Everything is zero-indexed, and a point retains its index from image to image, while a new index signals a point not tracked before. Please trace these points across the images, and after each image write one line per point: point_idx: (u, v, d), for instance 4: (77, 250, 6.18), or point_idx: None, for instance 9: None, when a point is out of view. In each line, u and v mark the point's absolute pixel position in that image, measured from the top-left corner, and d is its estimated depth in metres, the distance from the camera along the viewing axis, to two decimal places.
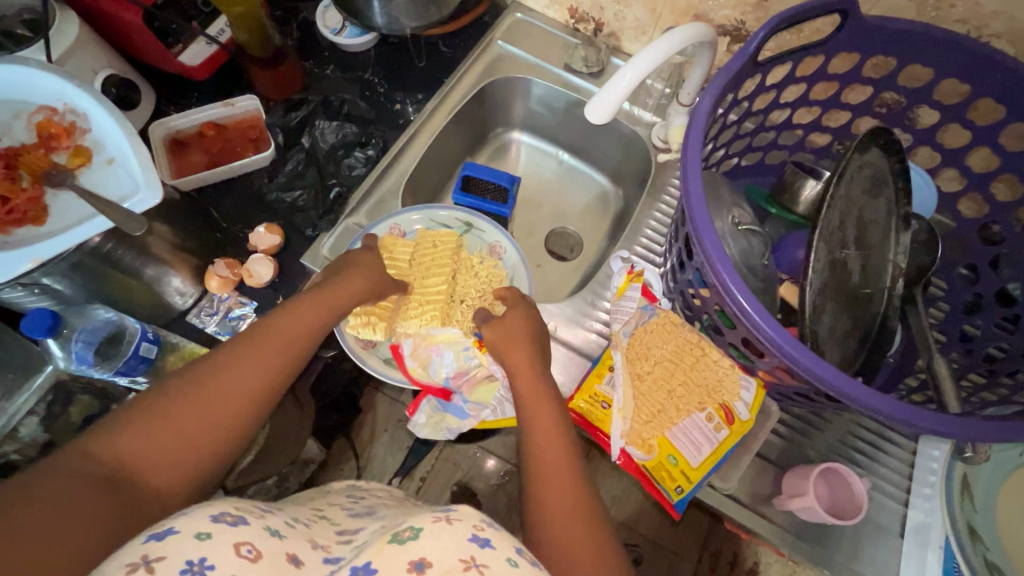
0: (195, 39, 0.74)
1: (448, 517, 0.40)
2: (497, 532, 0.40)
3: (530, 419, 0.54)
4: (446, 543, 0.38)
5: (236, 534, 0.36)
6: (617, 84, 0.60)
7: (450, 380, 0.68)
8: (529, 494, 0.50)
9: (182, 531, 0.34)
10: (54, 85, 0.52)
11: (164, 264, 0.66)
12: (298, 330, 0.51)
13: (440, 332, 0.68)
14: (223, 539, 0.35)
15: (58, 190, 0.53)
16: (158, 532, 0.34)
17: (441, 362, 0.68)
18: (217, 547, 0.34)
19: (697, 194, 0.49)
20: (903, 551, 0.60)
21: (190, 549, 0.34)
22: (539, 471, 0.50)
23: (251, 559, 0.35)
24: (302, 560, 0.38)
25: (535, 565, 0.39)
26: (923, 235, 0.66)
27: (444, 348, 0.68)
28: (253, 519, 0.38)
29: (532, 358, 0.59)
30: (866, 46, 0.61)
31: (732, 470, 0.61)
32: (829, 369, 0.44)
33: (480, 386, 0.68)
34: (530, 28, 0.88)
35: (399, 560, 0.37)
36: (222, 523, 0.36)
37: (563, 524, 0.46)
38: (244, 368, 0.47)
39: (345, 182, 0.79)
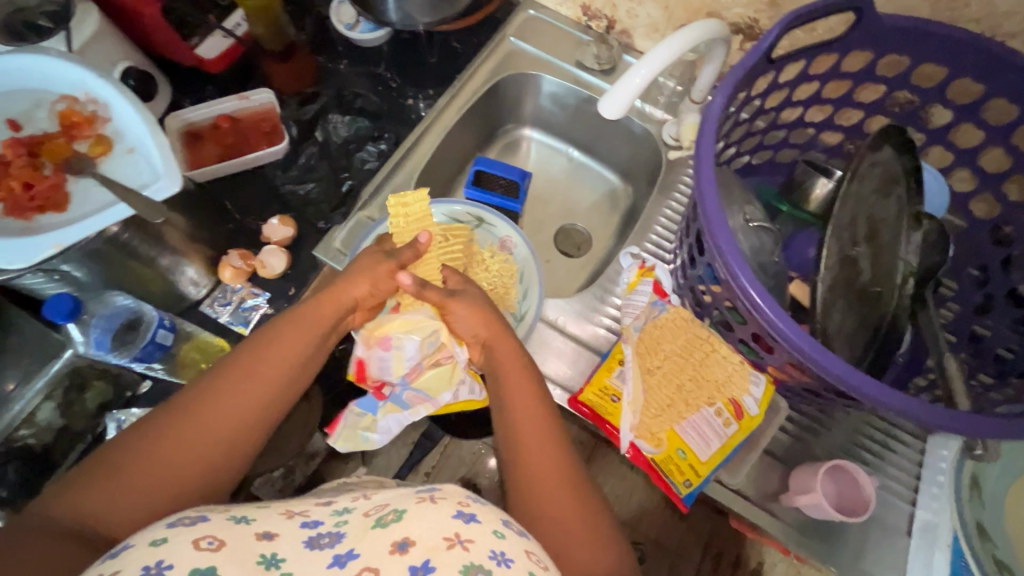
0: (211, 32, 0.77)
1: (433, 496, 0.43)
2: (482, 507, 0.43)
3: (512, 415, 0.54)
4: (432, 524, 0.40)
5: (193, 533, 0.38)
6: (630, 81, 0.60)
7: (404, 378, 0.64)
8: (517, 488, 0.52)
9: (136, 544, 0.37)
10: (75, 75, 0.53)
11: (179, 254, 0.66)
12: (260, 358, 0.53)
13: (394, 321, 0.62)
14: (181, 540, 0.37)
15: (79, 178, 0.53)
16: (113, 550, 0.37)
17: (396, 355, 0.63)
18: (174, 548, 0.37)
19: (710, 190, 0.49)
20: (910, 550, 0.60)
21: (147, 556, 0.36)
22: (525, 466, 0.52)
23: (212, 548, 0.37)
24: (275, 533, 0.40)
25: (521, 536, 0.42)
26: (935, 235, 0.66)
27: (400, 338, 0.62)
28: (214, 515, 0.41)
29: (518, 352, 0.59)
30: (879, 44, 0.61)
31: (740, 465, 0.61)
32: (838, 364, 0.45)
33: (437, 375, 0.63)
34: (542, 25, 0.88)
35: (382, 542, 0.39)
36: (178, 526, 0.39)
37: (550, 520, 0.49)
38: (209, 404, 0.50)
39: (358, 176, 0.79)
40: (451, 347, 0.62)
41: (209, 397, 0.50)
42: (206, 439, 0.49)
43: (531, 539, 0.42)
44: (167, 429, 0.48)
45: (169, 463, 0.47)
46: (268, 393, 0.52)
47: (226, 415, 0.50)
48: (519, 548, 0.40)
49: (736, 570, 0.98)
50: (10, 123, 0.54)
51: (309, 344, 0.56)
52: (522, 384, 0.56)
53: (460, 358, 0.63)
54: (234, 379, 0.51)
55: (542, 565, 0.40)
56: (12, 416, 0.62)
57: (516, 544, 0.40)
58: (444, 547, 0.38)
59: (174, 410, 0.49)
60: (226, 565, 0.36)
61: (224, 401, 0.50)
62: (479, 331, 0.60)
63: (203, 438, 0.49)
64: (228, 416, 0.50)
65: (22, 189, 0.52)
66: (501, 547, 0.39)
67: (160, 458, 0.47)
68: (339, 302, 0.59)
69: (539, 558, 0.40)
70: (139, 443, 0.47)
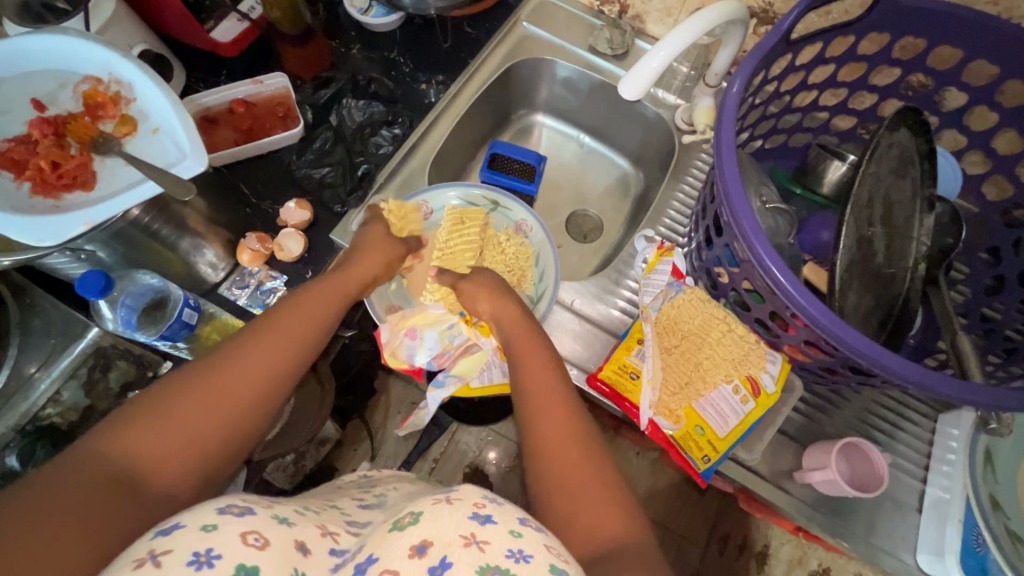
0: (226, 15, 0.76)
1: (449, 497, 0.41)
2: (499, 508, 0.41)
3: (527, 397, 0.54)
4: (447, 522, 0.39)
5: (242, 525, 0.37)
6: (648, 64, 0.61)
7: (432, 362, 0.68)
8: (533, 456, 0.50)
9: (188, 526, 0.36)
10: (97, 55, 0.53)
11: (199, 236, 0.67)
12: (285, 331, 0.53)
13: (419, 314, 0.69)
14: (230, 530, 0.36)
15: (106, 158, 0.54)
16: (165, 529, 0.36)
17: (420, 344, 0.68)
18: (223, 537, 0.36)
19: (731, 170, 0.50)
20: (921, 525, 0.62)
21: (196, 541, 0.35)
22: (542, 436, 0.51)
23: (259, 545, 0.36)
24: (310, 548, 0.39)
25: (540, 531, 0.40)
26: (947, 217, 0.67)
27: (424, 328, 0.69)
28: (260, 509, 0.40)
29: (533, 338, 0.60)
30: (896, 27, 0.62)
31: (756, 443, 0.62)
32: (859, 338, 0.45)
33: (465, 360, 0.68)
34: (554, 10, 0.88)
35: (400, 546, 0.38)
36: (228, 514, 0.37)
37: (568, 485, 0.47)
38: (233, 366, 0.48)
39: (373, 159, 0.80)
40: (475, 336, 0.68)
41: (226, 357, 0.49)
42: (229, 392, 0.47)
43: (550, 533, 0.40)
44: (189, 386, 0.46)
45: (192, 419, 0.45)
46: (286, 357, 0.52)
47: (250, 374, 0.49)
48: (539, 544, 0.38)
49: (742, 552, 1.00)
50: (34, 104, 0.55)
51: (319, 315, 0.57)
52: (539, 363, 0.57)
53: (488, 346, 0.68)
54: (254, 341, 0.51)
55: (563, 559, 0.38)
56: (41, 392, 0.64)
57: (535, 540, 0.38)
58: (461, 544, 0.37)
59: (195, 368, 0.48)
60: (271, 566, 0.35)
61: (246, 360, 0.50)
62: (490, 310, 0.64)
63: (226, 393, 0.47)
64: (252, 375, 0.49)
65: (49, 168, 0.53)
66: (519, 545, 0.37)
67: (184, 414, 0.45)
68: (349, 287, 0.62)
69: (560, 553, 0.39)
70: (155, 401, 0.45)
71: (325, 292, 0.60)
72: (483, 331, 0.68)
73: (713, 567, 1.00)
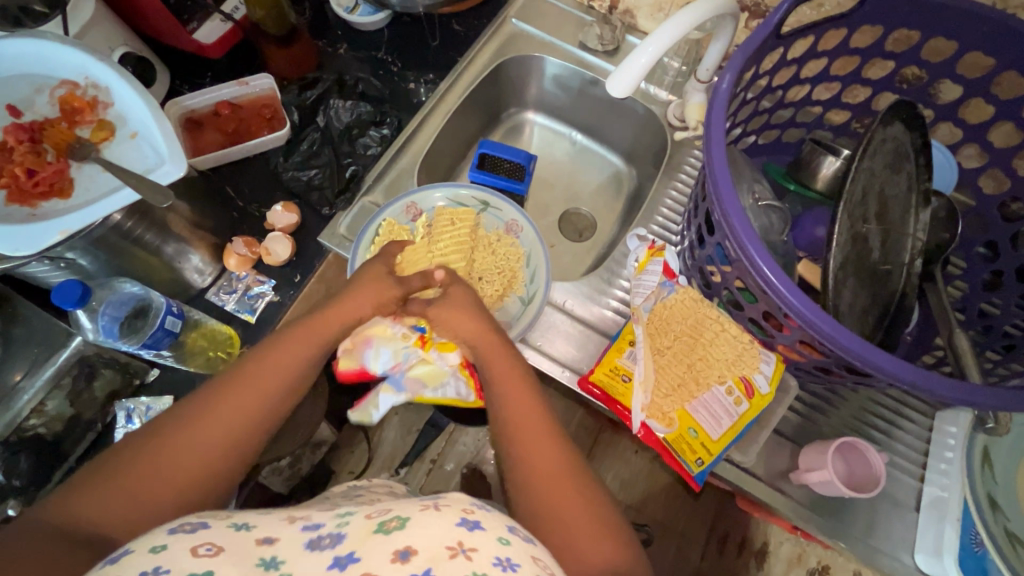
0: (209, 16, 0.75)
1: (436, 504, 0.41)
2: (487, 514, 0.40)
3: (505, 414, 0.53)
4: (430, 531, 0.38)
5: (192, 540, 0.37)
6: (638, 59, 0.59)
7: (386, 371, 0.68)
8: (516, 482, 0.50)
9: (136, 550, 0.35)
10: (74, 58, 0.52)
11: (183, 241, 0.66)
12: (263, 365, 0.52)
13: (376, 326, 0.68)
14: (180, 547, 0.36)
15: (83, 164, 0.53)
16: (114, 557, 0.35)
17: (374, 354, 0.68)
18: (173, 556, 0.35)
19: (722, 168, 0.49)
20: (919, 525, 0.61)
21: (145, 563, 0.34)
22: (525, 458, 0.50)
23: (211, 554, 0.36)
24: (275, 538, 0.39)
25: (528, 541, 0.40)
26: (943, 212, 0.67)
27: (380, 340, 0.68)
28: (216, 522, 0.40)
29: (510, 355, 0.59)
30: (889, 18, 0.61)
31: (751, 443, 0.62)
32: (852, 339, 0.44)
33: (420, 371, 0.68)
34: (544, 6, 0.87)
35: (381, 552, 0.36)
36: (178, 534, 0.38)
37: (555, 519, 0.47)
38: (206, 410, 0.48)
39: (361, 161, 0.78)
40: (431, 353, 0.67)
41: (207, 398, 0.49)
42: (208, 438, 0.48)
43: (538, 544, 0.40)
44: (170, 427, 0.47)
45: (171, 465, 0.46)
46: (268, 391, 0.51)
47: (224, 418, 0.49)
48: (526, 554, 0.38)
49: (741, 550, 0.99)
50: (9, 109, 0.54)
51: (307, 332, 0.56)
52: (516, 384, 0.55)
53: (445, 364, 0.67)
54: (236, 379, 0.51)
55: (549, 572, 0.38)
56: (22, 404, 0.63)
57: (522, 550, 0.38)
58: (447, 556, 0.36)
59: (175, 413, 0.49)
60: (225, 569, 0.35)
61: (226, 400, 0.49)
62: (465, 332, 0.60)
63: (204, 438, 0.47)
64: (226, 418, 0.49)
65: (25, 175, 0.52)
66: (506, 554, 0.37)
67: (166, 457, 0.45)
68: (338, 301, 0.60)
69: (546, 566, 0.38)
70: (138, 444, 0.46)
71: (316, 319, 0.57)
72: (441, 350, 0.67)
73: (712, 565, 0.99)
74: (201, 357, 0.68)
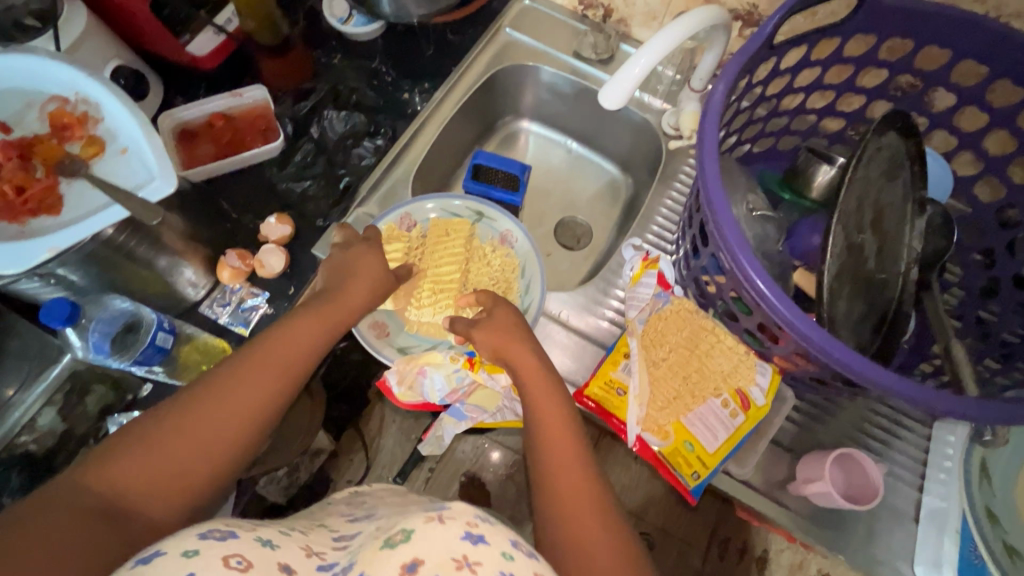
0: (203, 27, 0.75)
1: (441, 516, 0.40)
2: (490, 527, 0.40)
3: (535, 423, 0.55)
4: (439, 541, 0.37)
5: (223, 549, 0.36)
6: (631, 69, 0.59)
7: (445, 398, 0.70)
8: (542, 491, 0.51)
9: (168, 552, 0.34)
10: (65, 74, 0.52)
11: (177, 255, 0.66)
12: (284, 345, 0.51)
13: (427, 355, 0.68)
14: (211, 555, 0.35)
15: (73, 180, 0.52)
16: (145, 556, 0.34)
17: (431, 384, 0.69)
18: (206, 561, 0.34)
19: (714, 180, 0.49)
20: (918, 536, 0.60)
21: (179, 565, 0.34)
22: (549, 467, 0.52)
23: (241, 568, 0.35)
24: (293, 568, 0.38)
25: (531, 557, 0.39)
26: (938, 221, 0.66)
27: (432, 369, 0.68)
28: (242, 533, 0.39)
29: (539, 370, 0.58)
30: (883, 27, 0.60)
31: (748, 455, 0.61)
32: (846, 352, 0.44)
33: (480, 394, 0.70)
34: (538, 15, 0.87)
35: (390, 563, 0.37)
36: (209, 539, 0.36)
37: (575, 537, 0.47)
38: (224, 389, 0.47)
39: (355, 172, 0.78)
40: (484, 377, 0.67)
41: (209, 391, 0.47)
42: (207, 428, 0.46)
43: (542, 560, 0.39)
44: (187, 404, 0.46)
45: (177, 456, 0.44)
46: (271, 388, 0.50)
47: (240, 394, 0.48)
48: (529, 571, 0.37)
49: (742, 558, 0.99)
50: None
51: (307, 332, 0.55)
52: (541, 392, 0.56)
53: (498, 386, 0.67)
54: (243, 368, 0.49)
55: None
56: (14, 421, 0.62)
57: (525, 566, 0.38)
58: (453, 568, 0.36)
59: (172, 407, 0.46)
60: None
61: (235, 389, 0.47)
62: (497, 349, 0.60)
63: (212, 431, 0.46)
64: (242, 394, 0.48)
65: (14, 193, 0.51)
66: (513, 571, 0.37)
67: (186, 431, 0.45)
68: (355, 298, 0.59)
69: None
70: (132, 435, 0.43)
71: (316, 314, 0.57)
72: (490, 372, 0.66)
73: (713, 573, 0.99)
74: (194, 371, 0.67)
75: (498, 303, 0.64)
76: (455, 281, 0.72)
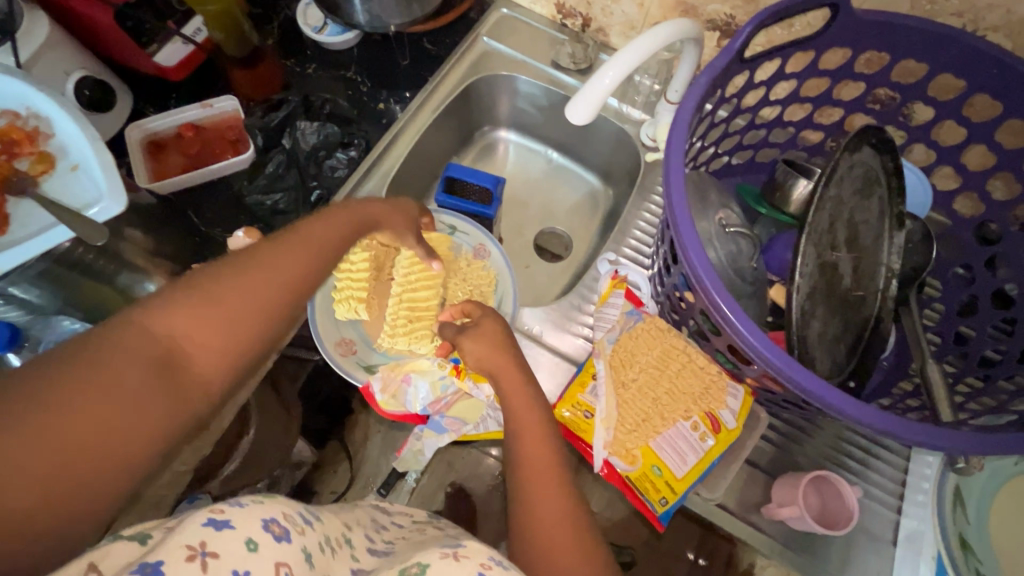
0: (170, 38, 0.72)
1: (455, 553, 0.40)
2: (504, 571, 0.40)
3: (514, 435, 0.53)
4: None
5: (277, 553, 0.35)
6: (601, 81, 0.58)
7: (427, 408, 0.68)
8: (519, 511, 0.50)
9: (237, 530, 0.33)
10: (16, 89, 0.51)
11: (139, 271, 0.67)
12: (325, 233, 0.52)
13: (412, 362, 0.67)
14: (267, 556, 0.34)
15: (21, 198, 0.52)
16: (216, 521, 0.33)
17: (415, 392, 0.67)
18: (260, 562, 0.33)
19: (679, 198, 0.47)
20: (896, 559, 0.59)
21: (238, 560, 0.32)
22: (521, 485, 0.51)
23: None
24: None
25: None
26: (918, 235, 0.65)
27: (417, 377, 0.67)
28: (295, 537, 0.37)
29: (524, 383, 0.57)
30: (858, 40, 0.59)
31: (719, 479, 0.60)
32: (812, 378, 0.43)
33: (461, 404, 0.68)
34: (515, 25, 0.86)
35: None
36: (269, 532, 0.35)
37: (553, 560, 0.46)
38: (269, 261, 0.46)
39: (327, 184, 0.77)
40: (469, 386, 0.66)
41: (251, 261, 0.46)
42: (241, 321, 0.43)
43: None
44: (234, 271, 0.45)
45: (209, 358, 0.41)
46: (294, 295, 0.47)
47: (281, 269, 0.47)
48: None
49: None
50: None
51: (323, 245, 0.51)
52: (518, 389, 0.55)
53: (482, 395, 0.67)
54: (288, 246, 0.48)
55: None
56: None
57: None
58: None
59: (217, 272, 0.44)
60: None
61: (277, 260, 0.47)
62: (482, 361, 0.59)
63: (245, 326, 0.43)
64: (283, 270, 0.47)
65: None
66: None
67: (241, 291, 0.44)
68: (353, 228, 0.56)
69: None
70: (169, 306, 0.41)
71: (343, 216, 0.55)
72: (476, 380, 0.66)
73: None
74: None
75: (488, 314, 0.62)
76: (434, 307, 0.69)
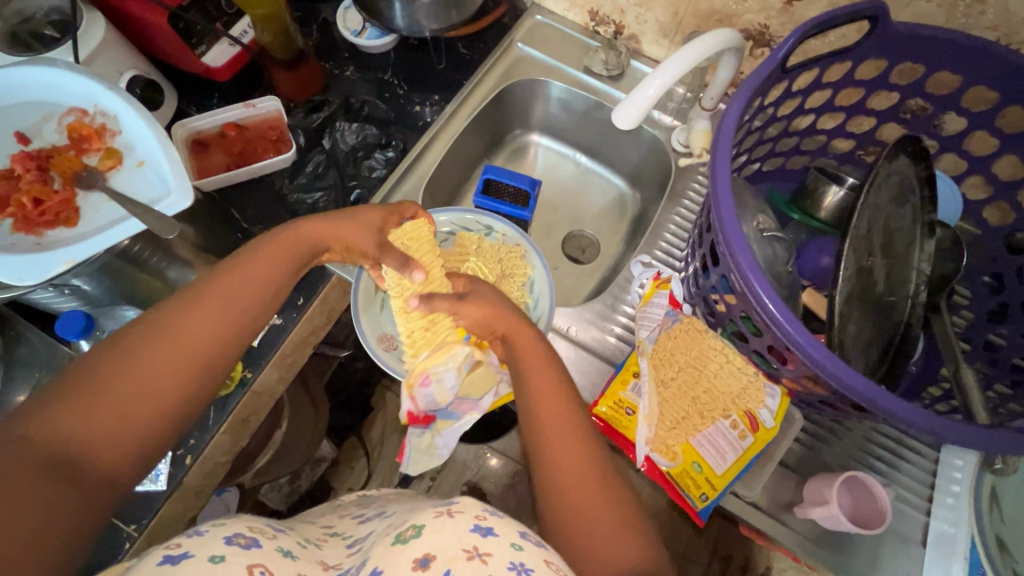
0: (218, 39, 0.73)
1: (450, 511, 0.42)
2: (499, 521, 0.41)
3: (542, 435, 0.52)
4: (449, 539, 0.39)
5: (248, 558, 0.40)
6: (646, 91, 0.59)
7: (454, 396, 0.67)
8: (555, 519, 0.49)
9: (196, 555, 0.38)
10: (84, 88, 0.54)
11: (188, 265, 0.68)
12: (246, 282, 0.53)
13: (428, 358, 0.66)
14: (237, 561, 0.39)
15: (89, 192, 0.56)
16: (173, 556, 0.38)
17: (443, 384, 0.66)
18: (231, 566, 0.38)
19: (725, 198, 0.49)
20: (925, 561, 0.60)
21: (204, 570, 0.37)
22: (561, 486, 0.49)
23: None
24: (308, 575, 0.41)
25: (540, 546, 0.40)
26: (948, 242, 0.66)
27: (440, 367, 0.66)
28: (265, 540, 0.43)
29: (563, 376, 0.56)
30: (894, 52, 0.61)
31: (756, 478, 0.61)
32: (857, 377, 0.45)
33: (477, 380, 0.68)
34: (549, 31, 0.88)
35: (403, 561, 0.38)
36: (235, 545, 0.40)
37: (607, 560, 0.44)
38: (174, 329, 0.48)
39: (365, 184, 0.78)
40: (483, 355, 0.67)
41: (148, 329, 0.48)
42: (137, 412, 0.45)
43: (550, 549, 0.40)
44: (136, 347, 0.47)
45: (96, 438, 0.43)
46: (201, 360, 0.49)
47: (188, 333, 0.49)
48: (539, 559, 0.38)
49: None
50: (18, 137, 0.56)
51: (242, 292, 0.53)
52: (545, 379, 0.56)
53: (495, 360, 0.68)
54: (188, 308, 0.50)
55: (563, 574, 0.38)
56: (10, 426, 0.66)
57: (534, 555, 0.39)
58: (463, 559, 0.37)
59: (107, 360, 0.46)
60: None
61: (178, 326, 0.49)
62: (494, 326, 0.61)
63: (143, 404, 0.46)
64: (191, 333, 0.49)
65: (32, 204, 0.54)
66: (520, 561, 0.37)
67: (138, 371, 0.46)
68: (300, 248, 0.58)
69: (559, 567, 0.39)
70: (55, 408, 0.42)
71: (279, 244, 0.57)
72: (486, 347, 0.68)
73: None
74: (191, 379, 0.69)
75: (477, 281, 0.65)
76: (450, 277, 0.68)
